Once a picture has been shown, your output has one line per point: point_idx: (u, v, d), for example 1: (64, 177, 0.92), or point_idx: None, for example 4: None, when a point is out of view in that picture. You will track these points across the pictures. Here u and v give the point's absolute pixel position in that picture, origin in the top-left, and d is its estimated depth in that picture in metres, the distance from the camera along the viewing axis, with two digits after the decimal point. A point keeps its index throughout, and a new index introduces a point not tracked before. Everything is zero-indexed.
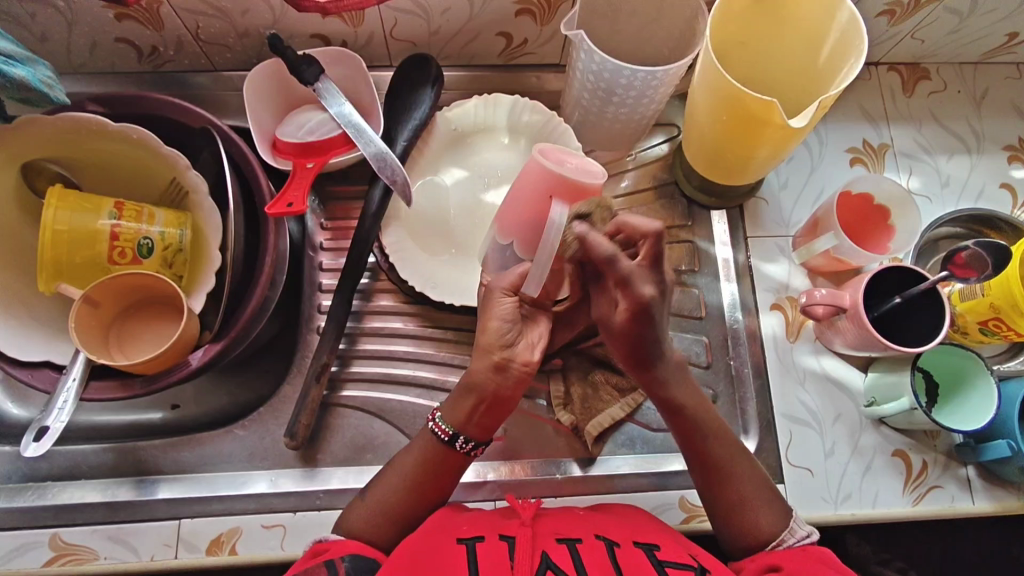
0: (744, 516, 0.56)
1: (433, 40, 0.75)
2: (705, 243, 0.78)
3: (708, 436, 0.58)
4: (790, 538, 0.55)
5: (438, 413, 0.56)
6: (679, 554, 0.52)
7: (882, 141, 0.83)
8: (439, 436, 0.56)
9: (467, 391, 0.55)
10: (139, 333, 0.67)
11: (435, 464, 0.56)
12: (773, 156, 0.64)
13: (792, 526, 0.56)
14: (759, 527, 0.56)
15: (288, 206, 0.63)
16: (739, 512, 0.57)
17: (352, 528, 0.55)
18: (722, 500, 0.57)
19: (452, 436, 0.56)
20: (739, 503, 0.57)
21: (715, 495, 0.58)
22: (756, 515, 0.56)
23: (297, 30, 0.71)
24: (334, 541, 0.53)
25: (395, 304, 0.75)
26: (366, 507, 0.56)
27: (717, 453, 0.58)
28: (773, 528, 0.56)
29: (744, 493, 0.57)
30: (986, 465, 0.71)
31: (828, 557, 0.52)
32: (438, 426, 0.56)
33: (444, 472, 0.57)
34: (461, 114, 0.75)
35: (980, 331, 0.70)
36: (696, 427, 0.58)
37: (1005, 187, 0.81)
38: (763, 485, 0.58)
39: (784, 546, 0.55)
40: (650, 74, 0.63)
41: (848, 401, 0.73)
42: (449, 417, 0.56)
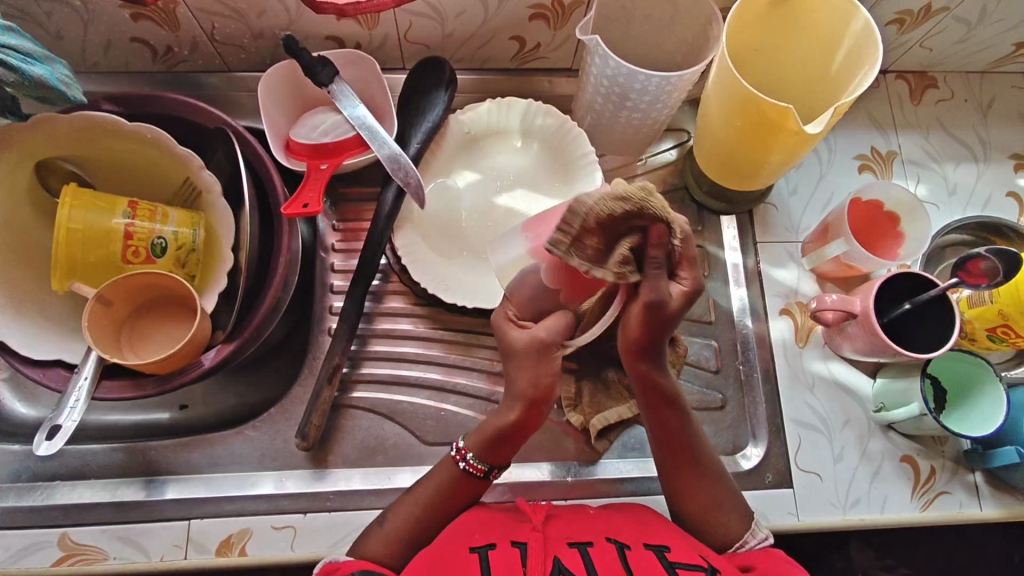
0: (707, 521, 0.56)
1: (446, 43, 0.75)
2: (715, 248, 0.79)
3: (690, 435, 0.57)
4: (752, 539, 0.56)
5: (471, 454, 0.57)
6: (691, 555, 0.52)
7: (890, 149, 0.83)
8: (473, 473, 0.57)
9: (501, 435, 0.55)
10: (151, 333, 0.67)
11: (459, 489, 0.58)
12: (785, 162, 0.65)
13: (754, 528, 0.56)
14: (725, 530, 0.56)
15: (304, 207, 0.63)
16: (705, 517, 0.56)
17: (367, 553, 0.55)
18: (690, 505, 0.57)
19: (485, 471, 0.57)
20: (710, 504, 0.57)
21: (682, 502, 0.57)
22: (722, 518, 0.56)
23: (312, 31, 0.71)
24: (343, 560, 0.53)
25: (405, 305, 0.75)
26: (384, 531, 0.57)
27: (697, 451, 0.57)
28: (738, 530, 0.56)
29: (714, 496, 0.57)
30: (993, 471, 0.71)
31: (784, 556, 0.53)
32: (472, 465, 0.57)
33: (464, 494, 0.58)
34: (475, 116, 0.75)
35: (988, 338, 0.71)
36: (685, 424, 0.56)
37: (1011, 195, 0.82)
38: (731, 490, 0.58)
39: (745, 548, 0.55)
40: (665, 79, 0.63)
41: (857, 406, 0.74)
42: (482, 455, 0.56)
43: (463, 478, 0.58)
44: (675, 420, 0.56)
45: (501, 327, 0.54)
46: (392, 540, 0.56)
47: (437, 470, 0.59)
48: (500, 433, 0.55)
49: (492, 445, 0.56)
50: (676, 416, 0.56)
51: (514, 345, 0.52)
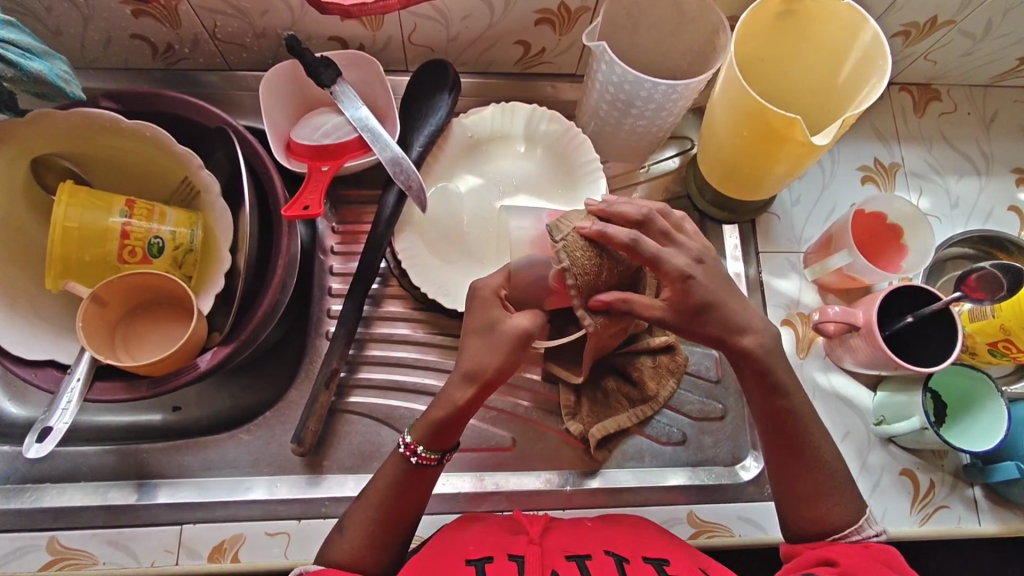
0: (808, 506, 0.56)
1: (451, 46, 0.74)
2: (717, 257, 0.78)
3: (799, 424, 0.57)
4: (856, 534, 0.55)
5: (420, 446, 0.55)
6: (689, 567, 0.51)
7: (893, 161, 0.83)
8: (423, 464, 0.56)
9: (443, 420, 0.54)
10: (145, 334, 0.66)
11: (411, 479, 0.56)
12: (790, 173, 0.64)
13: (862, 523, 0.55)
14: (823, 519, 0.55)
15: (304, 209, 0.62)
16: (805, 505, 0.56)
17: (337, 562, 0.54)
18: (790, 488, 0.57)
19: (436, 460, 0.56)
20: (814, 492, 0.56)
21: (786, 484, 0.57)
22: (824, 507, 0.56)
23: (316, 32, 0.70)
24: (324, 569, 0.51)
25: (404, 309, 0.74)
26: (350, 538, 0.55)
27: (809, 445, 0.57)
28: (839, 521, 0.55)
29: (819, 484, 0.56)
30: (993, 486, 0.71)
31: (889, 557, 0.51)
32: (421, 457, 0.55)
33: (423, 485, 0.57)
34: (478, 121, 0.75)
35: (989, 352, 0.70)
36: (791, 414, 0.57)
37: (1013, 209, 0.82)
38: (837, 479, 0.57)
39: (847, 540, 0.54)
40: (671, 88, 0.63)
41: (857, 418, 0.73)
42: (431, 445, 0.55)
43: (413, 469, 0.56)
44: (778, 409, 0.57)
45: (484, 303, 0.54)
46: (358, 546, 0.55)
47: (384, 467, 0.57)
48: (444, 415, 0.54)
49: (438, 432, 0.55)
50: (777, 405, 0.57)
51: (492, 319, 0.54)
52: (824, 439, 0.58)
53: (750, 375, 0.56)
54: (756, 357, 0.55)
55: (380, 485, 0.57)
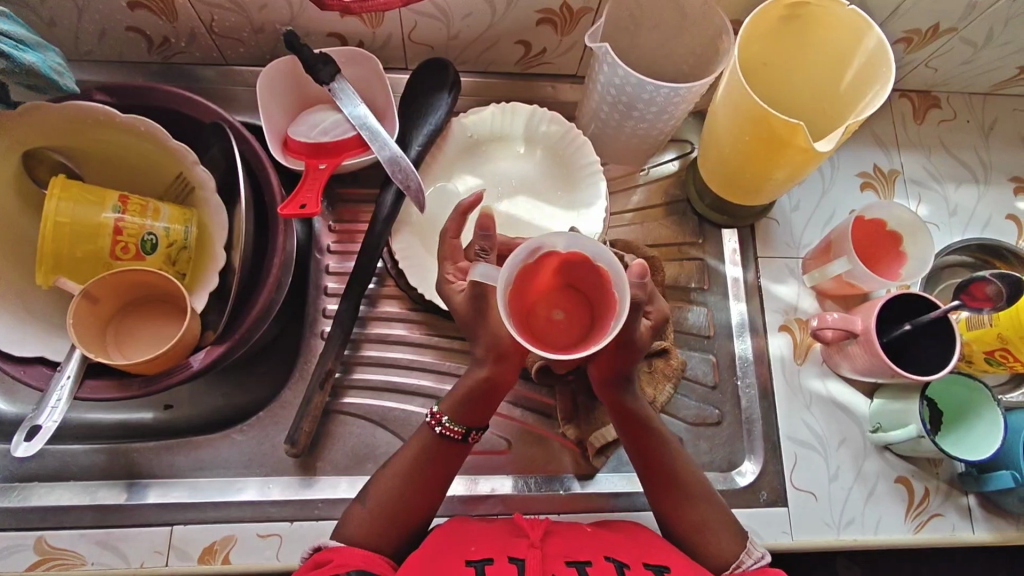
0: (699, 539, 0.57)
1: (451, 45, 0.74)
2: (715, 261, 0.78)
3: (670, 458, 0.59)
4: (748, 559, 0.55)
5: (445, 417, 0.58)
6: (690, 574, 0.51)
7: (892, 167, 0.83)
8: (450, 437, 0.58)
9: (477, 394, 0.57)
10: (137, 332, 0.65)
11: (440, 453, 0.58)
12: (791, 178, 0.64)
13: (749, 547, 0.56)
14: (717, 550, 0.56)
15: (301, 207, 0.61)
16: (697, 537, 0.57)
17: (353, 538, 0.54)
18: (679, 524, 0.58)
19: (463, 433, 0.58)
20: (701, 524, 0.57)
21: (672, 521, 0.58)
22: (711, 539, 0.56)
23: (315, 28, 0.70)
24: (337, 551, 0.52)
25: (400, 310, 0.74)
26: (364, 513, 0.56)
27: (682, 476, 0.59)
28: (731, 551, 0.56)
29: (705, 516, 0.57)
30: (987, 494, 0.71)
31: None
32: (448, 429, 0.57)
33: (448, 463, 0.58)
34: (478, 120, 0.74)
35: (986, 361, 0.71)
36: (662, 449, 0.59)
37: (1010, 218, 0.82)
38: (720, 510, 0.58)
39: (741, 569, 0.54)
40: (673, 91, 0.62)
41: (853, 425, 0.73)
42: (457, 417, 0.58)
43: (442, 445, 0.58)
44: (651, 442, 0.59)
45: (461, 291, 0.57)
46: (368, 524, 0.55)
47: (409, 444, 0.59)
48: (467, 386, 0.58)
49: (466, 406, 0.58)
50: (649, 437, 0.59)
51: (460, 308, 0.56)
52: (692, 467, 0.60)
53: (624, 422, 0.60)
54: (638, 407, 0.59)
55: (403, 460, 0.58)
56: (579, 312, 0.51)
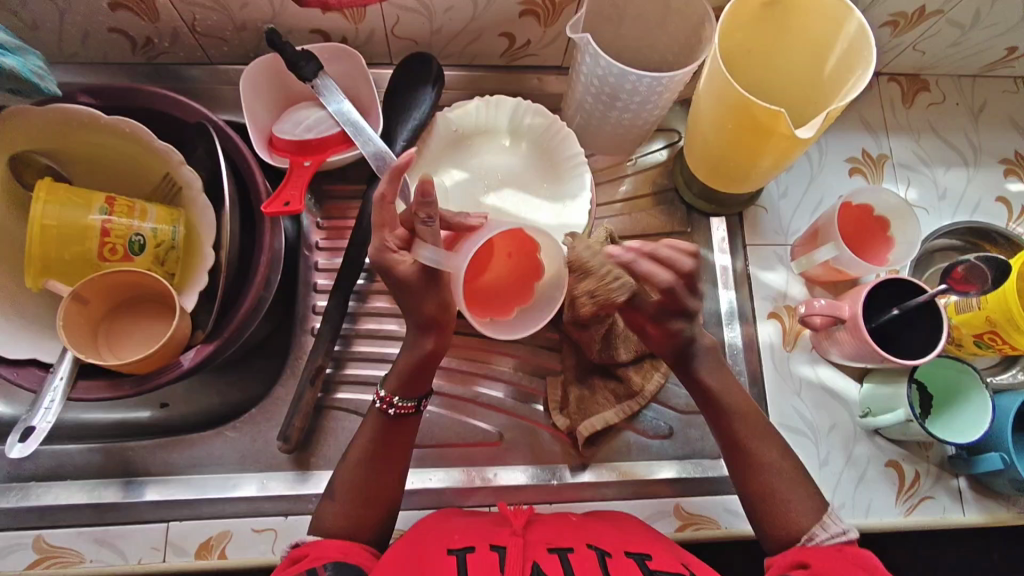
0: (773, 507, 0.56)
1: (434, 39, 0.74)
2: (704, 250, 0.79)
3: (749, 434, 0.59)
4: (822, 533, 0.54)
5: (396, 398, 0.59)
6: (672, 563, 0.51)
7: (881, 152, 0.83)
8: (403, 413, 0.59)
9: (419, 367, 0.59)
10: (128, 332, 0.66)
11: (393, 434, 0.59)
12: (776, 165, 0.64)
13: (825, 521, 0.54)
14: (792, 523, 0.55)
15: (285, 205, 0.61)
16: (771, 510, 0.56)
17: (330, 529, 0.54)
18: (751, 492, 0.57)
19: (414, 407, 0.60)
20: (769, 494, 0.56)
21: (747, 491, 0.58)
22: (790, 510, 0.55)
23: (297, 24, 0.69)
24: (312, 545, 0.52)
25: (390, 305, 0.74)
26: (338, 504, 0.56)
27: (759, 455, 0.58)
28: (803, 521, 0.55)
29: (773, 485, 0.57)
30: (977, 477, 0.72)
31: (865, 561, 0.50)
32: (399, 406, 0.59)
33: (405, 437, 0.60)
34: (463, 114, 0.73)
35: (975, 344, 0.71)
36: (737, 427, 0.59)
37: (1001, 200, 0.82)
38: (786, 473, 0.57)
39: (814, 542, 0.53)
40: (655, 80, 0.62)
41: (843, 411, 0.73)
42: (405, 393, 0.59)
43: (395, 422, 0.59)
44: (723, 427, 0.60)
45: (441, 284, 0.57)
46: (346, 513, 0.55)
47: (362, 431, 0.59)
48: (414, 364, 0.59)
49: (411, 379, 0.59)
50: (725, 423, 0.59)
51: (403, 277, 0.56)
52: (768, 438, 0.59)
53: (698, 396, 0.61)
54: (710, 387, 0.61)
55: (361, 443, 0.59)
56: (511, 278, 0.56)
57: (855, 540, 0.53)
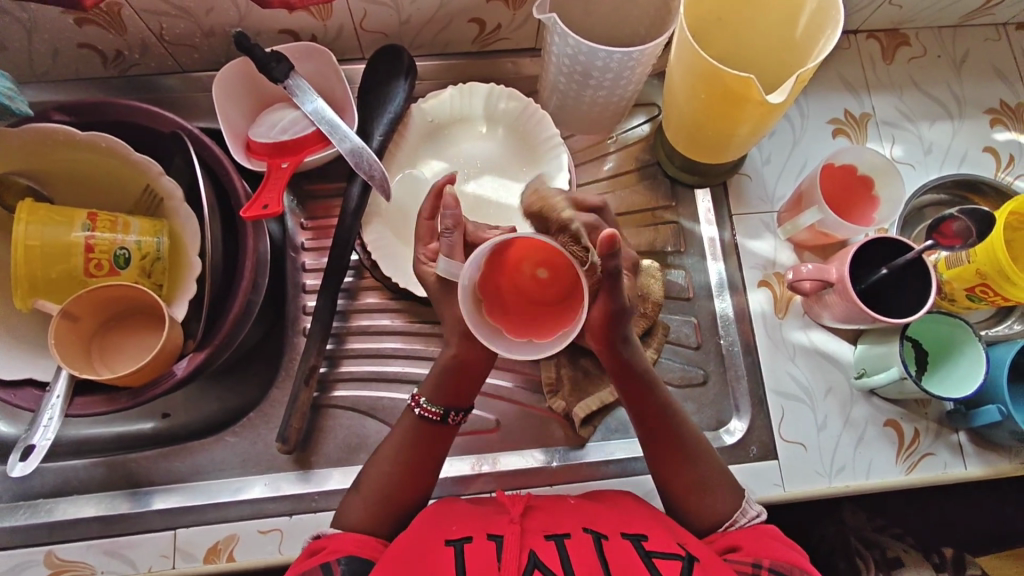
0: (700, 497, 0.57)
1: (404, 30, 0.73)
2: (690, 223, 0.79)
3: (674, 422, 0.58)
4: (742, 518, 0.56)
5: (424, 399, 0.60)
6: (668, 543, 0.51)
7: (864, 111, 0.82)
8: (428, 418, 0.59)
9: (450, 374, 0.59)
10: (122, 345, 0.66)
11: (428, 437, 0.60)
12: (754, 132, 0.64)
13: (745, 506, 0.57)
14: (713, 512, 0.57)
15: (263, 209, 0.61)
16: (695, 498, 0.57)
17: (354, 525, 0.56)
18: (677, 482, 0.58)
19: (442, 415, 0.60)
20: (700, 485, 0.57)
21: (672, 482, 0.58)
22: (709, 498, 0.57)
23: (265, 26, 0.69)
24: (331, 538, 0.54)
25: (381, 301, 0.75)
26: (363, 501, 0.58)
27: (685, 440, 0.58)
28: (728, 509, 0.57)
29: (703, 476, 0.58)
30: (977, 430, 0.71)
31: (779, 535, 0.54)
32: (426, 409, 0.59)
33: (438, 441, 0.60)
34: (437, 104, 0.73)
35: (967, 298, 0.71)
36: (664, 413, 0.58)
37: (988, 151, 0.82)
38: (718, 468, 0.59)
39: (737, 526, 0.56)
40: (626, 55, 0.62)
41: (838, 373, 0.73)
42: (436, 399, 0.60)
43: (425, 427, 0.60)
44: (654, 410, 0.58)
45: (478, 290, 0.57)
46: (369, 512, 0.57)
47: (397, 429, 0.60)
48: (448, 372, 0.59)
49: (446, 387, 0.60)
50: (654, 405, 0.58)
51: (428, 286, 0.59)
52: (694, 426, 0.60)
53: (624, 377, 0.57)
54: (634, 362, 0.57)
55: (393, 443, 0.60)
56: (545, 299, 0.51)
57: (765, 520, 0.57)
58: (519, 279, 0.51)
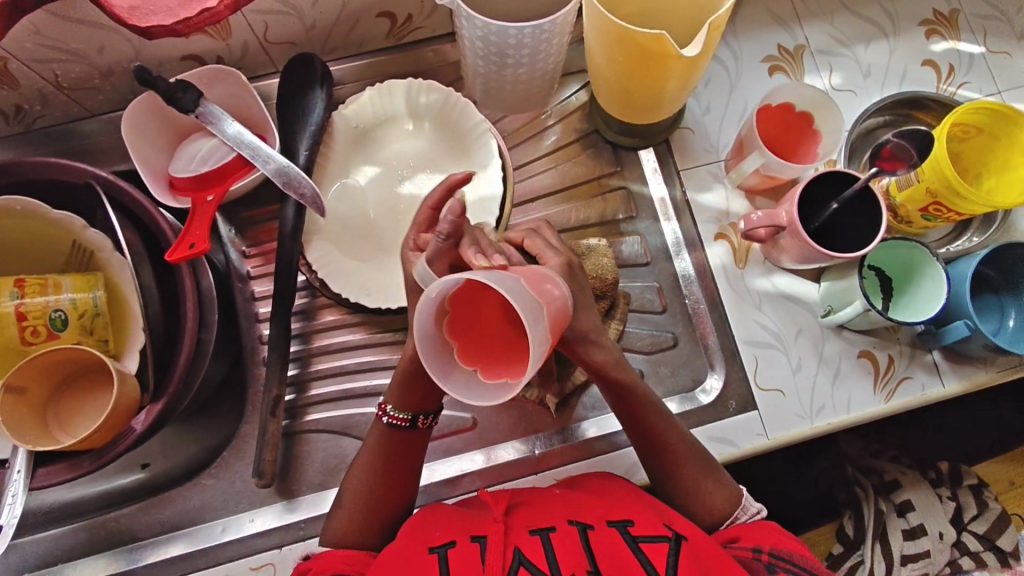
0: (700, 498, 0.58)
1: (312, 36, 0.70)
2: (639, 186, 0.77)
3: (662, 425, 0.58)
4: (744, 515, 0.58)
5: (390, 406, 0.57)
6: (654, 525, 0.51)
7: (797, 43, 0.80)
8: (398, 425, 0.57)
9: (410, 376, 0.56)
10: (79, 408, 0.64)
11: (398, 445, 0.58)
12: (684, 85, 0.62)
13: (744, 503, 0.59)
14: (717, 508, 0.58)
15: (190, 248, 0.59)
16: (695, 498, 0.58)
17: (336, 540, 0.56)
18: (676, 485, 0.59)
19: (409, 420, 0.57)
20: (697, 486, 0.58)
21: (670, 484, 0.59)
22: (714, 494, 0.58)
23: (165, 55, 0.66)
24: (319, 558, 0.53)
25: (339, 317, 0.73)
26: (345, 513, 0.57)
27: (674, 444, 0.59)
28: (729, 506, 0.58)
29: (698, 477, 0.59)
30: (949, 347, 0.71)
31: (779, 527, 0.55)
32: (392, 417, 0.57)
33: (408, 449, 0.58)
34: (359, 109, 0.71)
35: (922, 218, 0.70)
36: (653, 419, 0.58)
37: (927, 64, 0.80)
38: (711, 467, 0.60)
39: (739, 523, 0.58)
40: (537, 28, 0.59)
41: (806, 313, 0.73)
42: (400, 404, 0.57)
43: (395, 435, 0.58)
44: (640, 417, 0.58)
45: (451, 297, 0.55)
46: (352, 529, 0.56)
47: (368, 445, 0.59)
48: (411, 377, 0.56)
49: (410, 393, 0.57)
50: (641, 412, 0.58)
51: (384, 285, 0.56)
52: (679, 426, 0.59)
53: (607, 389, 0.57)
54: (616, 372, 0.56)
55: (368, 455, 0.58)
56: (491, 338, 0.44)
57: (766, 516, 0.59)
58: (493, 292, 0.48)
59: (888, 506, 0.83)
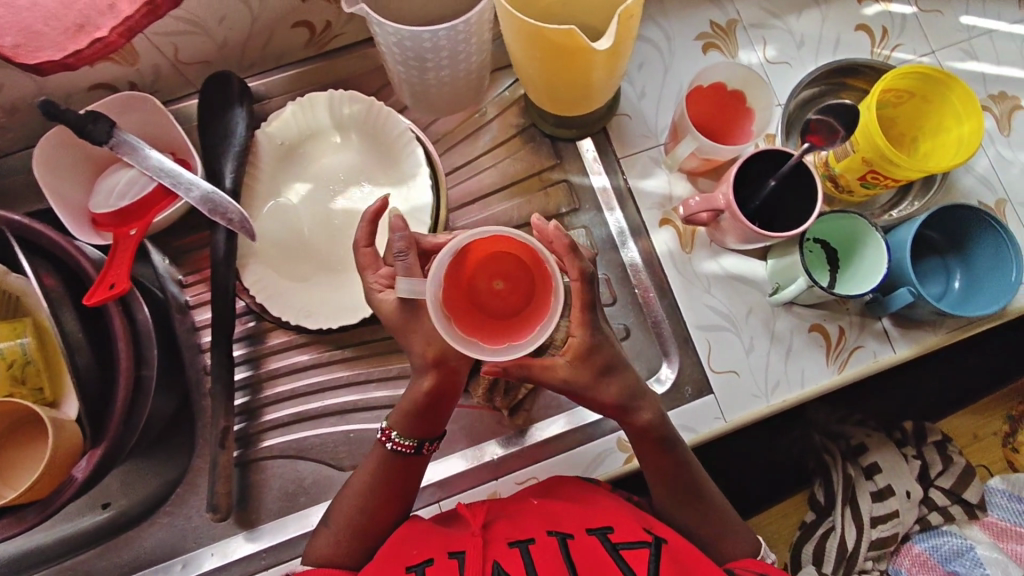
0: (721, 539, 0.59)
1: (226, 52, 0.68)
2: (580, 178, 0.76)
3: (690, 473, 0.59)
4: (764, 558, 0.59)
5: (394, 433, 0.57)
6: (635, 531, 0.52)
7: (729, 18, 0.79)
8: (404, 451, 0.57)
9: (423, 405, 0.55)
10: (23, 457, 0.63)
11: (402, 469, 0.57)
12: (610, 74, 0.60)
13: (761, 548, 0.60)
14: (734, 551, 0.59)
15: (110, 289, 0.57)
16: (715, 541, 0.59)
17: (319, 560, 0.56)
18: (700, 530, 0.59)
19: (415, 446, 0.57)
20: (720, 531, 0.59)
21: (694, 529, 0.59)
22: (728, 539, 0.59)
23: (71, 87, 0.63)
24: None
25: (287, 339, 0.71)
26: (331, 534, 0.57)
27: (701, 491, 0.59)
28: (749, 550, 0.59)
29: (721, 521, 0.59)
30: (898, 313, 0.72)
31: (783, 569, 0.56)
32: (398, 443, 0.56)
33: (410, 475, 0.58)
34: (283, 124, 0.68)
35: (862, 187, 0.70)
36: (682, 467, 0.58)
37: (860, 29, 0.79)
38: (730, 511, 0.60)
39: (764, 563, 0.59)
40: (451, 30, 0.57)
41: (754, 292, 0.73)
42: (407, 431, 0.56)
43: (400, 461, 0.57)
44: (670, 469, 0.58)
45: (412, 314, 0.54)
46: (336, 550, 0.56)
47: (369, 458, 0.58)
48: (418, 408, 0.55)
49: (417, 420, 0.56)
50: (671, 463, 0.58)
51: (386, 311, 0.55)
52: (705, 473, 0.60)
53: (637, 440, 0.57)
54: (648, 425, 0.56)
55: (363, 479, 0.57)
56: (497, 303, 0.49)
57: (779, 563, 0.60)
58: (476, 294, 0.49)
59: (857, 471, 0.84)
